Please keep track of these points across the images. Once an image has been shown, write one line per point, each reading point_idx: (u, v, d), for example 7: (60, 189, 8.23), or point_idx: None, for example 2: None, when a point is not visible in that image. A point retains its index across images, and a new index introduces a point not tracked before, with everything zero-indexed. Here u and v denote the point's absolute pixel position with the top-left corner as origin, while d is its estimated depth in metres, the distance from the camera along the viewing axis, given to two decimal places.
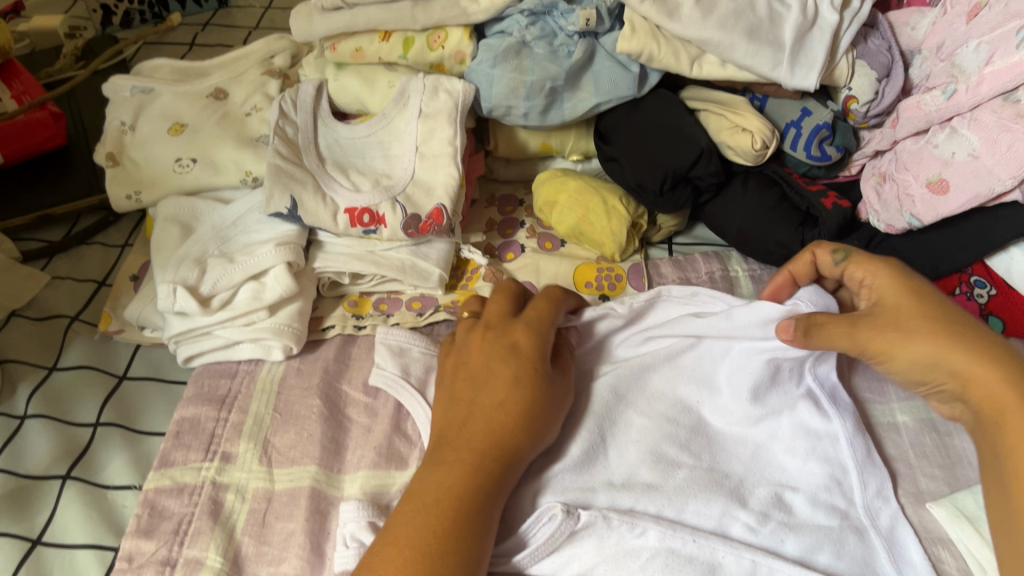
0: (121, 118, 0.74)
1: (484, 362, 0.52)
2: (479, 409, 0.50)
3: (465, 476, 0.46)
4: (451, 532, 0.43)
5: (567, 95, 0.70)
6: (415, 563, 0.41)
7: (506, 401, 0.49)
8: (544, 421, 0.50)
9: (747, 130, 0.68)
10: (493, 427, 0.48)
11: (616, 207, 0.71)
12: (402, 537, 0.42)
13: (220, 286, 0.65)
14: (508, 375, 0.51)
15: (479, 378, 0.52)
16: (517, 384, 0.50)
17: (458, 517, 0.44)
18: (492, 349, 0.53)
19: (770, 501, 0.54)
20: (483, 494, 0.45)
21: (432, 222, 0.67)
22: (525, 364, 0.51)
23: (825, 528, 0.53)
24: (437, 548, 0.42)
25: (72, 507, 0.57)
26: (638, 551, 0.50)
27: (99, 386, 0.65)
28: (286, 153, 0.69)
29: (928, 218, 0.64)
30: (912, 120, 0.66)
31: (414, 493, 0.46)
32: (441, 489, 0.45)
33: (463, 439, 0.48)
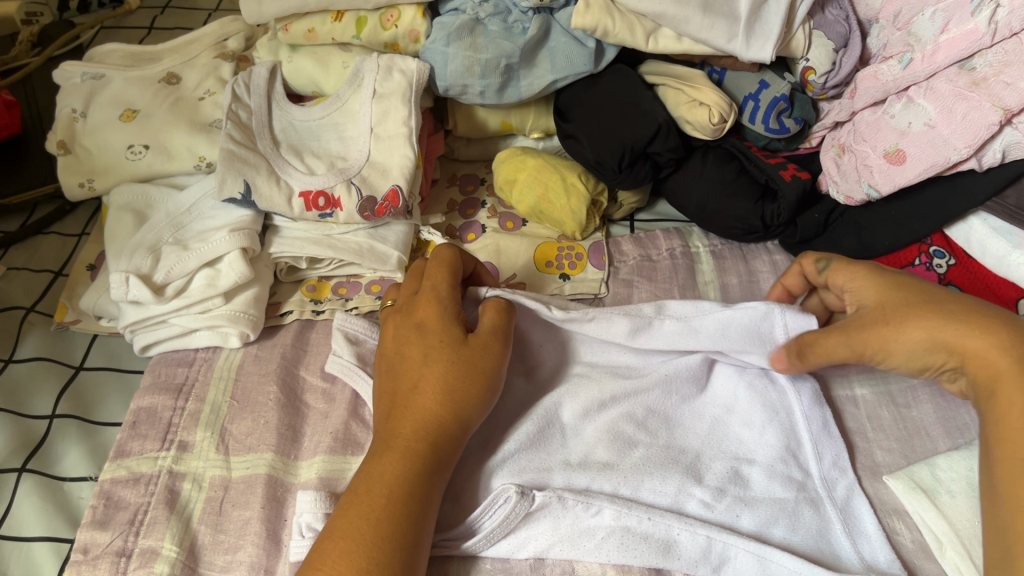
0: (72, 105, 0.73)
1: (398, 349, 0.51)
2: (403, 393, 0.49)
3: (393, 463, 0.45)
4: (386, 527, 0.43)
5: (523, 73, 0.69)
6: (350, 556, 0.41)
7: (421, 381, 0.49)
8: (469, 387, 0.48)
9: (704, 104, 0.67)
10: (419, 411, 0.47)
11: (575, 185, 0.70)
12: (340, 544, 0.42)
13: (175, 274, 0.64)
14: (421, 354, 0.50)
15: (397, 364, 0.51)
16: (431, 360, 0.49)
17: (390, 505, 0.44)
18: (407, 332, 0.52)
19: (726, 476, 0.53)
20: (416, 481, 0.45)
21: (387, 204, 0.66)
22: (435, 338, 0.50)
23: (781, 501, 0.52)
24: (369, 539, 0.42)
25: (27, 500, 0.57)
26: (593, 530, 0.50)
27: (55, 377, 0.64)
28: (239, 138, 0.68)
29: (885, 188, 0.63)
30: (869, 90, 0.65)
31: (350, 487, 0.46)
32: (374, 485, 0.45)
33: (394, 428, 0.47)
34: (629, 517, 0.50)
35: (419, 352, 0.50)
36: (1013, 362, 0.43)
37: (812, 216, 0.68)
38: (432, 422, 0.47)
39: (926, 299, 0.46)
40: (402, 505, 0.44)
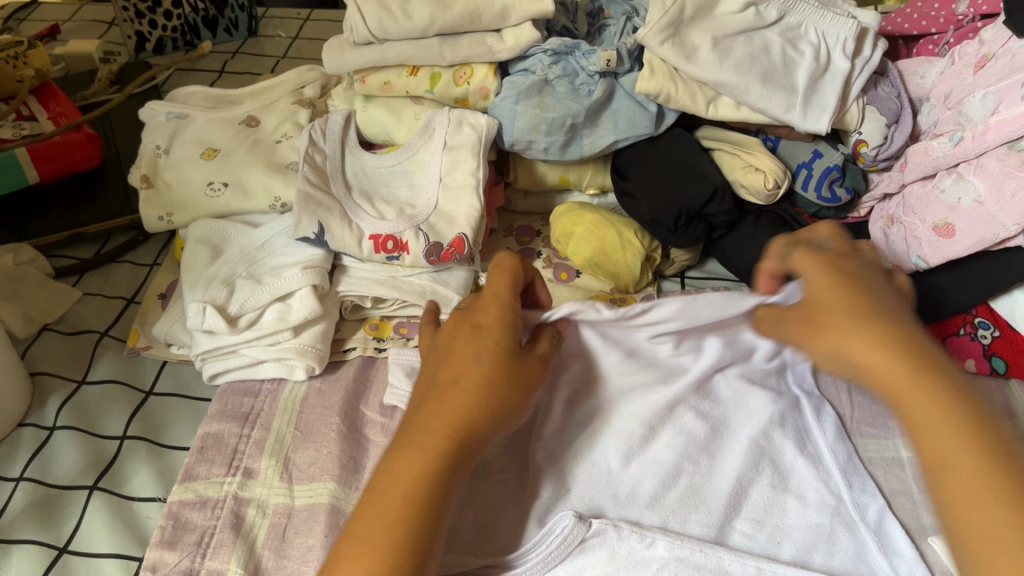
0: (156, 142, 0.77)
1: (448, 342, 0.46)
2: (443, 381, 0.43)
3: (424, 465, 0.40)
4: (403, 534, 0.38)
5: (586, 132, 0.72)
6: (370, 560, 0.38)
7: (462, 378, 0.43)
8: (516, 404, 0.43)
9: (760, 170, 0.70)
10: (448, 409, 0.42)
11: (631, 240, 0.73)
12: (363, 523, 0.39)
13: (248, 307, 0.67)
14: (470, 351, 0.44)
15: (442, 357, 0.45)
16: (485, 358, 0.43)
17: (411, 516, 0.39)
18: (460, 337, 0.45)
19: (765, 504, 0.54)
20: (433, 497, 0.40)
21: (453, 250, 0.69)
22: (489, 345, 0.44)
23: (817, 526, 0.54)
24: (389, 544, 0.38)
25: (97, 517, 0.59)
26: (648, 561, 0.51)
27: (126, 400, 0.67)
28: (314, 181, 0.71)
29: (934, 260, 0.65)
30: (920, 165, 0.68)
31: (370, 485, 0.41)
32: (396, 484, 0.40)
33: (420, 421, 0.42)
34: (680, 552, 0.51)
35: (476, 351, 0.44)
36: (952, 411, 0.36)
37: None
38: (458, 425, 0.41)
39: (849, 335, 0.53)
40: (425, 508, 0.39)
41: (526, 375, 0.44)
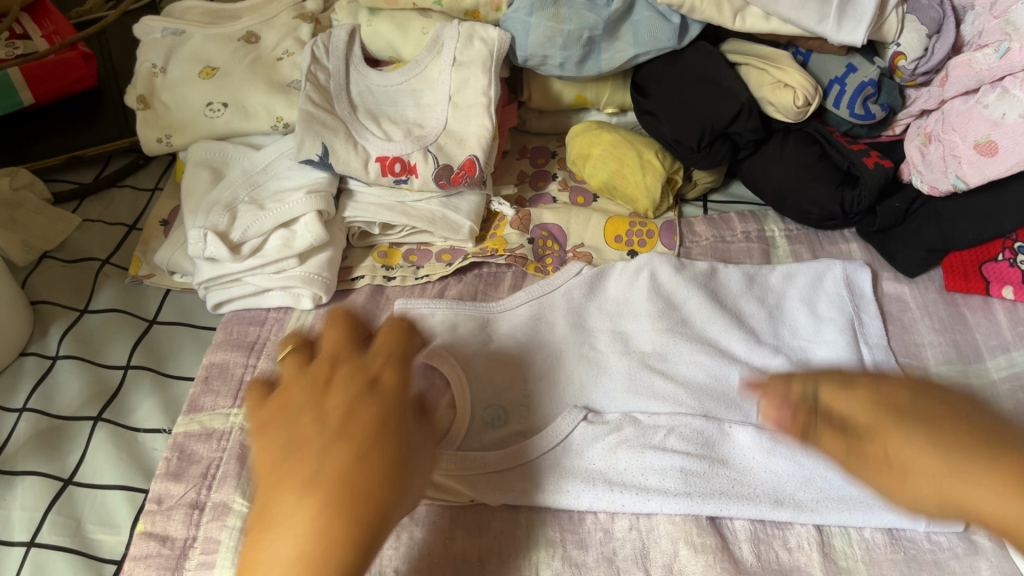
0: (152, 60, 0.74)
1: (297, 408, 0.40)
2: (269, 455, 0.39)
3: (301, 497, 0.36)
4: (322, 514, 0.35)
5: (604, 45, 0.68)
6: (316, 497, 0.36)
7: (357, 410, 0.39)
8: (399, 473, 0.38)
9: (789, 86, 0.66)
10: (369, 438, 0.38)
11: (651, 162, 0.69)
12: (285, 492, 0.37)
13: (251, 233, 0.64)
14: (361, 416, 0.39)
15: (294, 439, 0.39)
16: (342, 420, 0.39)
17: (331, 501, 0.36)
18: (319, 390, 0.41)
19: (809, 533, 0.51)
20: (333, 477, 0.36)
21: (464, 173, 0.66)
22: (390, 403, 0.40)
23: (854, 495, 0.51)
24: (329, 491, 0.36)
25: (102, 448, 0.58)
26: (650, 483, 0.52)
27: (130, 329, 0.65)
28: (318, 100, 0.68)
29: (974, 180, 0.61)
30: (962, 78, 0.63)
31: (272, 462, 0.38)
32: (303, 483, 0.36)
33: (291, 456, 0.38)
34: (647, 537, 0.51)
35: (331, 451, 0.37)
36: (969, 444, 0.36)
37: (893, 205, 0.67)
38: (357, 482, 0.36)
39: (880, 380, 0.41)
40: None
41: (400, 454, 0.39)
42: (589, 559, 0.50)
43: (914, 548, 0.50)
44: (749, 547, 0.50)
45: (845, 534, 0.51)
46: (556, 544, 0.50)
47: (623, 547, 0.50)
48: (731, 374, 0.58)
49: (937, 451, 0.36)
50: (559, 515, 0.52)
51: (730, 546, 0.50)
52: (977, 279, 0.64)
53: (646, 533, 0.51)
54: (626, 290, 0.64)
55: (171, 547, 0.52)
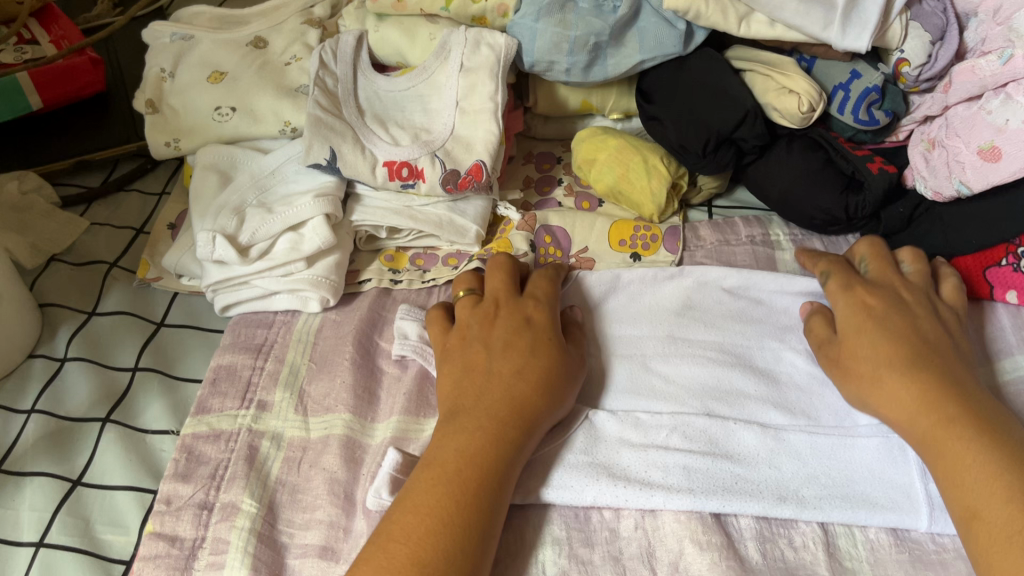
0: (161, 65, 0.75)
1: (487, 341, 0.55)
2: (495, 377, 0.53)
3: (498, 420, 0.50)
4: (503, 432, 0.50)
5: (610, 51, 0.69)
6: (502, 415, 0.50)
7: (522, 366, 0.53)
8: (560, 387, 0.53)
9: (794, 92, 0.66)
10: (529, 395, 0.51)
11: (657, 167, 0.70)
12: (467, 413, 0.51)
13: (259, 236, 0.65)
14: (524, 346, 0.54)
15: (493, 349, 0.54)
16: (534, 354, 0.54)
17: (512, 417, 0.50)
18: (466, 408, 0.51)
19: (815, 535, 0.51)
20: (532, 405, 0.51)
21: (471, 178, 0.66)
22: (540, 334, 0.55)
23: (862, 495, 0.52)
24: (509, 415, 0.50)
25: (112, 449, 0.58)
26: (652, 483, 0.52)
27: (138, 331, 0.66)
28: (326, 104, 0.68)
29: (977, 186, 0.62)
30: (965, 85, 0.63)
31: (470, 401, 0.52)
32: (478, 401, 0.51)
33: (497, 359, 0.54)
34: (653, 536, 0.51)
35: (480, 410, 0.50)
36: (952, 407, 0.49)
37: (896, 211, 0.68)
38: (521, 407, 0.51)
39: (871, 339, 0.54)
40: (478, 525, 0.45)
41: (562, 371, 0.54)
42: (595, 557, 0.50)
43: (920, 549, 0.50)
44: (754, 546, 0.50)
45: (850, 534, 0.51)
46: (562, 542, 0.51)
47: (629, 546, 0.50)
48: (733, 374, 0.58)
49: (915, 391, 0.50)
50: (566, 514, 0.52)
51: (736, 545, 0.50)
52: (981, 284, 0.64)
53: (652, 532, 0.51)
54: (633, 295, 0.64)
55: (180, 547, 0.52)
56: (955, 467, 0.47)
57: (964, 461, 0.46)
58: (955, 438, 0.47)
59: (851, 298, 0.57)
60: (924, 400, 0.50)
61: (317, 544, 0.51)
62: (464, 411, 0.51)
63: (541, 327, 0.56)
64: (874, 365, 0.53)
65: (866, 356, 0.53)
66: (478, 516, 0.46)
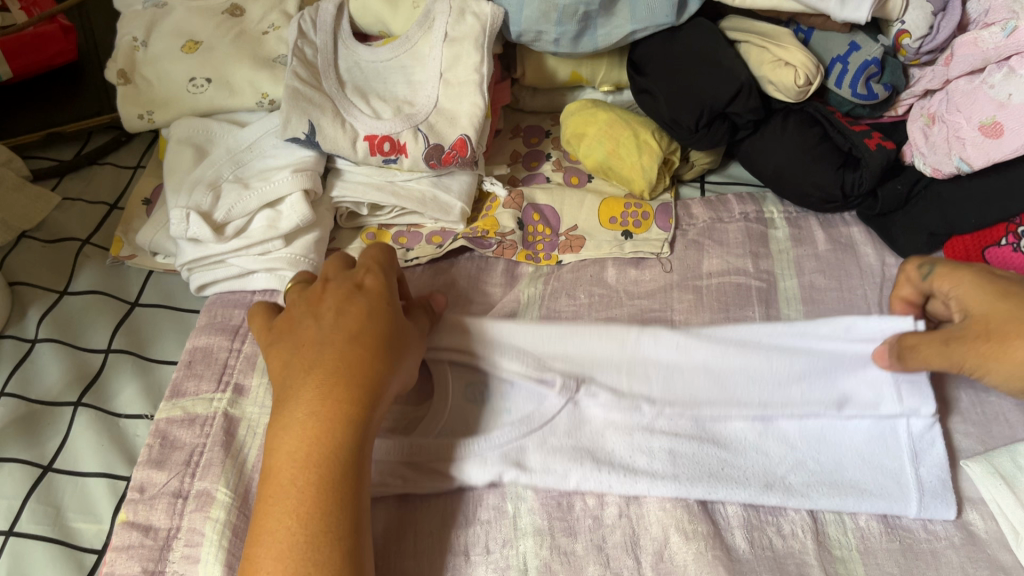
0: (133, 33, 0.72)
1: (316, 311, 0.49)
2: (325, 347, 0.47)
3: (326, 392, 0.45)
4: (344, 412, 0.44)
5: (601, 21, 0.66)
6: (332, 386, 0.45)
7: (326, 347, 0.47)
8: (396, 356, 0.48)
9: (790, 64, 0.64)
10: (371, 387, 0.46)
11: (647, 142, 0.67)
12: (295, 387, 0.45)
13: (235, 213, 0.62)
14: (359, 311, 0.49)
15: (323, 320, 0.48)
16: (370, 318, 0.48)
17: (351, 393, 0.45)
18: (283, 420, 0.45)
19: (806, 524, 0.49)
20: (368, 376, 0.46)
21: (455, 153, 0.64)
22: (375, 301, 0.50)
23: (853, 483, 0.50)
24: (344, 382, 0.45)
25: (84, 433, 0.56)
26: (637, 467, 0.51)
27: (111, 312, 0.64)
28: (304, 76, 0.65)
29: (978, 162, 0.60)
30: (967, 58, 0.61)
31: (304, 370, 0.46)
32: (309, 373, 0.46)
33: (326, 329, 0.48)
34: (637, 523, 0.49)
35: (303, 422, 0.44)
36: None
37: (894, 188, 0.65)
38: (358, 398, 0.45)
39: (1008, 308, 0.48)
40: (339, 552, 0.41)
41: (400, 340, 0.49)
42: (578, 547, 0.48)
43: (912, 537, 0.49)
44: (742, 535, 0.49)
45: (839, 522, 0.49)
46: (545, 532, 0.49)
47: (612, 534, 0.49)
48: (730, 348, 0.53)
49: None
50: (547, 503, 0.50)
51: (723, 534, 0.49)
52: (978, 264, 0.63)
53: (637, 521, 0.49)
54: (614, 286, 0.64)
55: (154, 537, 0.51)
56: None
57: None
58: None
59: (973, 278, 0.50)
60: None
61: None
62: (289, 419, 0.45)
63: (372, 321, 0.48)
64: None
65: (1020, 330, 0.46)
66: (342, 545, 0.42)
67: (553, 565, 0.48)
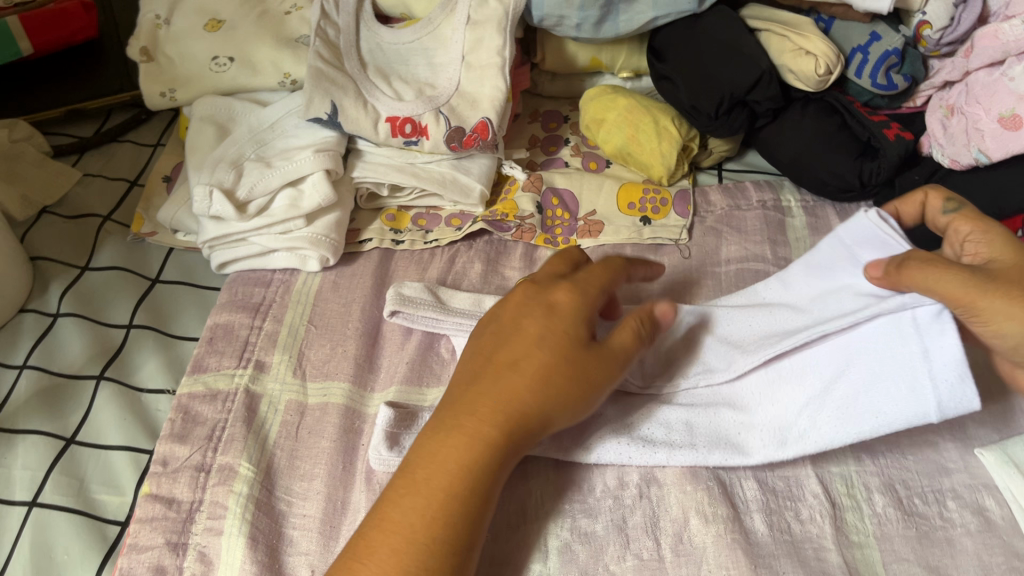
0: (156, 11, 0.73)
1: (514, 319, 0.47)
2: (509, 360, 0.45)
3: (522, 395, 0.43)
4: (511, 419, 0.43)
5: (623, 8, 0.66)
6: (521, 392, 0.44)
7: (522, 360, 0.45)
8: (577, 388, 0.44)
9: (811, 53, 0.64)
10: (533, 404, 0.43)
11: (667, 128, 0.68)
12: (487, 386, 0.44)
13: (257, 192, 0.63)
14: (542, 329, 0.46)
15: (505, 334, 0.47)
16: (552, 336, 0.45)
17: (523, 414, 0.43)
18: (443, 438, 0.43)
19: (824, 509, 0.50)
20: (555, 396, 0.44)
21: (476, 136, 0.65)
22: (565, 328, 0.46)
23: (865, 402, 0.48)
24: (533, 393, 0.44)
25: (106, 406, 0.57)
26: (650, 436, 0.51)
27: (132, 288, 0.64)
28: (327, 57, 0.66)
29: (997, 154, 0.60)
30: (988, 50, 0.61)
31: (496, 371, 0.45)
32: (511, 378, 0.44)
33: (519, 344, 0.45)
34: (658, 505, 0.50)
35: (458, 425, 0.43)
36: None
37: (912, 177, 0.66)
38: (515, 415, 0.43)
39: None
40: (461, 549, 0.40)
41: (589, 372, 0.45)
42: (599, 528, 0.49)
43: (927, 524, 0.49)
44: (761, 518, 0.49)
45: (856, 508, 0.50)
46: (566, 514, 0.50)
47: (633, 515, 0.49)
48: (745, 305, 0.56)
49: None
50: (567, 487, 0.51)
51: (742, 516, 0.49)
52: None
53: (657, 502, 0.50)
54: None
55: (178, 510, 0.51)
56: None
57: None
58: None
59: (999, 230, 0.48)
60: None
61: (316, 516, 0.50)
62: (444, 423, 0.43)
63: (573, 316, 0.46)
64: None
65: None
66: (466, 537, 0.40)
67: (574, 545, 0.48)
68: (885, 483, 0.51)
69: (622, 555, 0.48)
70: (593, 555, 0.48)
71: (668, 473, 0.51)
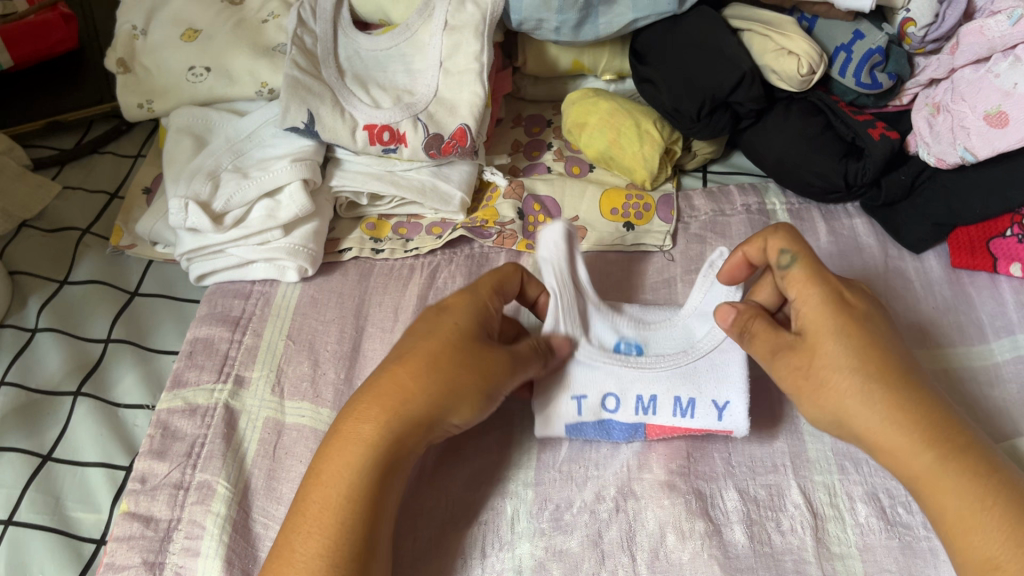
0: (132, 21, 0.72)
1: (412, 330, 0.49)
2: (407, 361, 0.47)
3: (411, 397, 0.45)
4: (396, 433, 0.45)
5: (602, 10, 0.65)
6: (410, 398, 0.45)
7: (409, 358, 0.47)
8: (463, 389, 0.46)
9: (793, 53, 0.63)
10: (423, 406, 0.45)
11: (649, 131, 0.67)
12: (378, 400, 0.46)
13: (234, 203, 0.62)
14: (431, 339, 0.47)
15: (407, 344, 0.48)
16: (442, 340, 0.47)
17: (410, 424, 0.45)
18: (332, 452, 0.45)
19: (805, 521, 0.49)
20: (436, 404, 0.46)
21: (455, 143, 0.64)
22: (452, 335, 0.47)
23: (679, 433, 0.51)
24: (420, 398, 0.45)
25: (83, 423, 0.56)
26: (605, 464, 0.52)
27: (110, 301, 0.64)
28: (304, 65, 0.65)
29: (983, 153, 0.59)
30: (973, 46, 0.60)
31: (392, 380, 0.46)
32: (393, 388, 0.46)
33: (413, 351, 0.47)
34: (634, 519, 0.49)
35: (355, 436, 0.45)
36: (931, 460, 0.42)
37: (898, 177, 0.64)
38: (406, 420, 0.45)
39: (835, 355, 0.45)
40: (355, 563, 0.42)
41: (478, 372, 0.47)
42: (574, 544, 0.48)
43: (909, 534, 0.48)
44: (741, 529, 0.48)
45: (838, 518, 0.49)
46: (542, 532, 0.49)
47: (609, 529, 0.49)
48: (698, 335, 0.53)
49: (909, 430, 0.43)
50: (545, 504, 0.50)
51: (721, 530, 0.48)
52: (984, 255, 0.62)
53: (633, 516, 0.49)
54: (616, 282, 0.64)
55: (155, 529, 0.51)
56: (965, 522, 0.41)
57: (978, 502, 0.41)
58: (962, 489, 0.42)
59: (839, 324, 0.45)
60: (927, 452, 0.43)
61: None
62: (345, 436, 0.45)
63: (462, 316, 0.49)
64: (859, 382, 0.44)
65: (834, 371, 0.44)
66: (363, 547, 0.43)
67: (549, 563, 0.48)
68: (868, 493, 0.50)
69: (596, 572, 0.47)
70: (568, 572, 0.47)
71: (644, 486, 0.50)
